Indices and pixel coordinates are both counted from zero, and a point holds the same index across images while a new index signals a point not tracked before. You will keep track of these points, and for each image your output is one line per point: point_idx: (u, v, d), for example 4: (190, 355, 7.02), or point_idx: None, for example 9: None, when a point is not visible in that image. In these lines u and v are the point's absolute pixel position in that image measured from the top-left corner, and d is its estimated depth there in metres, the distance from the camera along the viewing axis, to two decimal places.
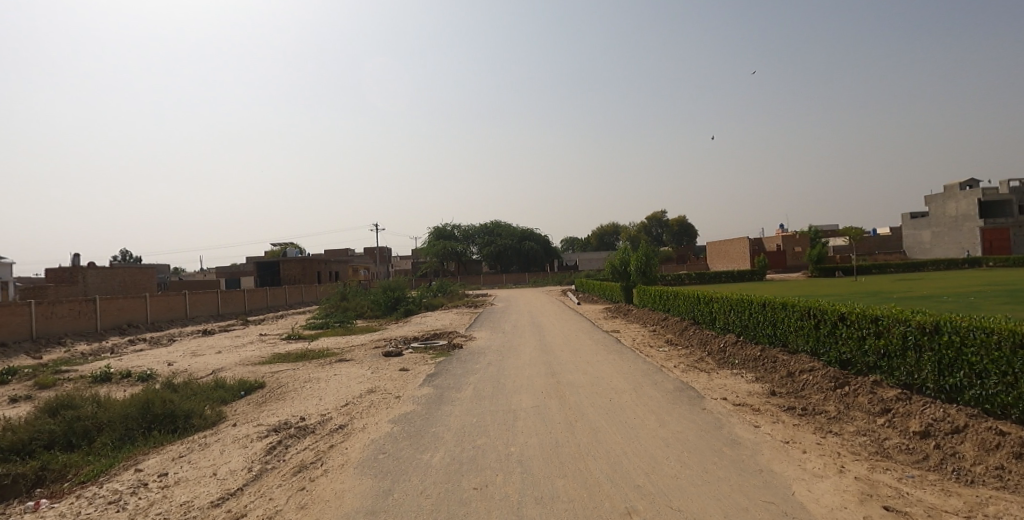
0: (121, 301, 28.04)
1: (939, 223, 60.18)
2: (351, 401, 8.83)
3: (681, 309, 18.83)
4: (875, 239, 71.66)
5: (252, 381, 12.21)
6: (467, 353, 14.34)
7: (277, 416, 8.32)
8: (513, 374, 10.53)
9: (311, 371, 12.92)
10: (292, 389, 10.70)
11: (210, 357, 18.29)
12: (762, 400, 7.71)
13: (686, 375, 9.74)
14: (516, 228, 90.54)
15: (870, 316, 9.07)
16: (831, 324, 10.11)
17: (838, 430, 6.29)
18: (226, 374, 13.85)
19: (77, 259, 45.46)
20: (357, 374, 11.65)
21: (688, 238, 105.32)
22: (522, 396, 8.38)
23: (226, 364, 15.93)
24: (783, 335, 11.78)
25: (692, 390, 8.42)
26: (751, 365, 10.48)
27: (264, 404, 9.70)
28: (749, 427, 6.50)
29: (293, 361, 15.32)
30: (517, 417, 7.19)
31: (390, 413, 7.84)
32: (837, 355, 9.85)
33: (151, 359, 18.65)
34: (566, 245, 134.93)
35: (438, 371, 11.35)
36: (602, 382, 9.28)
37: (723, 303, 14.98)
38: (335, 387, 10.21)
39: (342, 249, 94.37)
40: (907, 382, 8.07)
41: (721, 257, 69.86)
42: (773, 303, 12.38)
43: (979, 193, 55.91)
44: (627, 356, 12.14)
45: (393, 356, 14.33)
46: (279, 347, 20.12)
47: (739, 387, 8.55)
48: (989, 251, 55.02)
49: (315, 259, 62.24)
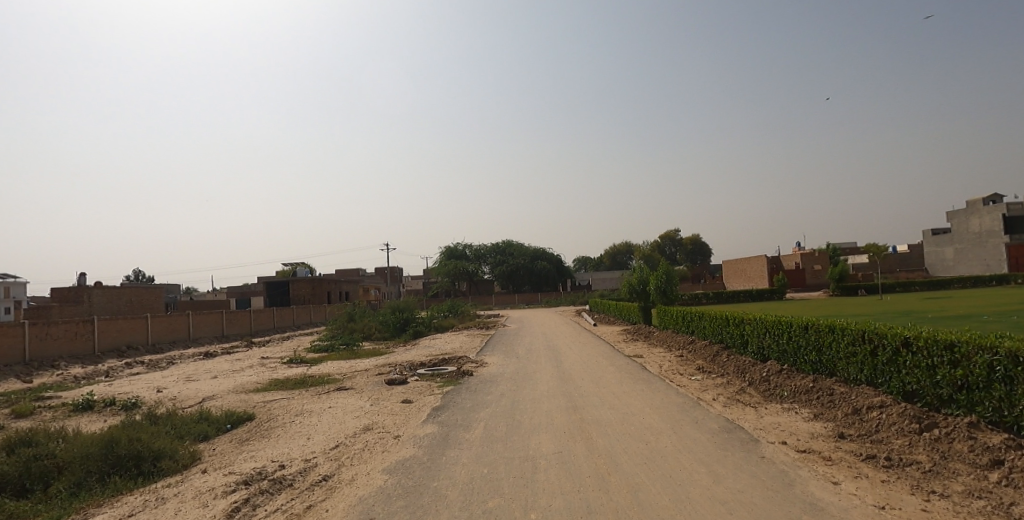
0: (121, 322, 27.18)
1: (962, 239, 58.26)
2: (343, 442, 7.68)
3: (708, 331, 17.54)
4: (896, 256, 69.54)
5: (240, 413, 11.08)
6: (477, 381, 13.10)
7: (257, 460, 7.17)
8: (529, 408, 9.32)
9: (306, 402, 11.78)
10: (280, 425, 9.51)
11: (204, 382, 17.18)
12: (831, 446, 6.39)
13: (730, 410, 8.46)
14: (528, 246, 89.60)
15: (943, 342, 7.73)
16: (892, 351, 8.78)
17: (943, 490, 4.94)
18: (214, 403, 12.76)
19: (84, 278, 45.20)
20: (353, 407, 10.46)
21: (702, 256, 103.94)
22: (543, 439, 7.14)
23: (219, 391, 14.86)
24: (831, 362, 10.47)
25: (741, 431, 7.15)
26: (802, 400, 9.16)
27: (246, 443, 8.56)
28: (828, 485, 5.21)
29: (289, 389, 14.19)
30: (537, 468, 5.99)
31: (386, 459, 6.66)
32: (900, 386, 8.54)
33: (142, 384, 17.59)
34: (577, 265, 134.31)
35: (445, 404, 10.13)
36: (633, 419, 8.05)
37: (757, 326, 13.70)
38: (327, 423, 9.07)
39: (355, 271, 94.22)
40: (998, 419, 6.72)
41: (738, 276, 68.12)
42: (817, 325, 11.07)
43: (1003, 208, 54.10)
44: (658, 387, 10.83)
45: (397, 384, 13.13)
46: (277, 372, 18.95)
47: (798, 428, 7.26)
48: (1017, 268, 52.80)
49: (325, 278, 61.58)
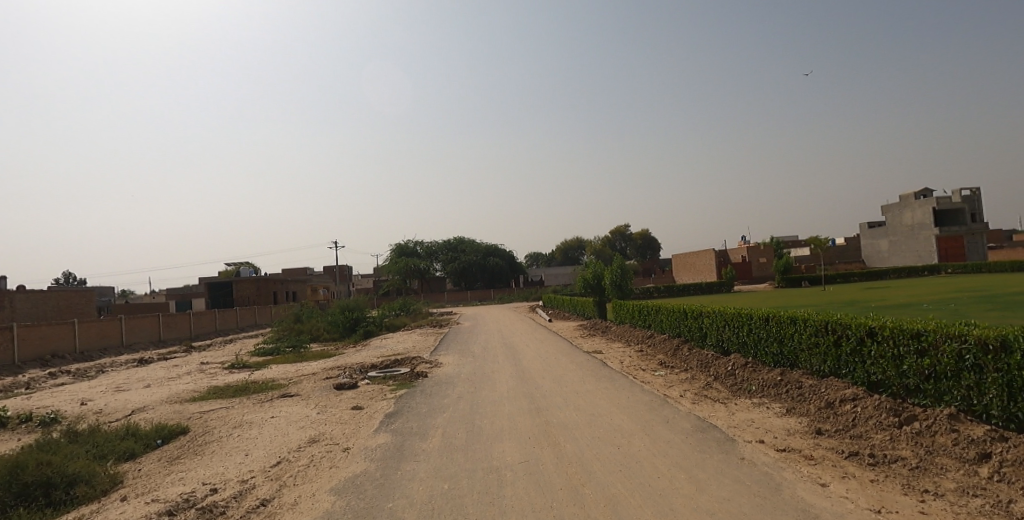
0: (44, 329, 24.77)
1: (896, 232, 61.61)
2: (286, 458, 6.86)
3: (667, 324, 17.45)
4: (834, 249, 72.94)
5: (173, 427, 9.91)
6: (432, 383, 12.39)
7: (184, 484, 6.22)
8: (490, 412, 8.73)
9: (247, 411, 10.76)
10: (216, 440, 8.49)
11: (134, 393, 15.66)
12: (810, 443, 6.12)
13: (700, 408, 8.11)
14: (482, 243, 88.85)
15: (910, 331, 7.62)
16: (857, 341, 8.68)
17: (936, 489, 4.69)
18: (144, 416, 11.50)
19: (2, 281, 41.31)
20: (298, 416, 9.56)
21: (652, 251, 106.28)
22: (507, 447, 6.54)
23: (150, 401, 13.50)
24: (793, 353, 10.38)
25: (716, 430, 6.78)
26: (771, 395, 8.96)
27: (175, 463, 7.51)
28: (817, 488, 4.86)
29: (229, 397, 13.03)
30: (505, 481, 5.41)
31: (335, 477, 5.92)
32: (865, 377, 8.45)
33: (63, 397, 15.87)
34: (529, 260, 134.95)
35: (399, 409, 9.39)
36: (600, 421, 7.59)
37: (717, 319, 13.58)
38: (269, 436, 8.16)
39: (302, 271, 90.87)
40: (969, 409, 6.61)
41: (689, 270, 69.72)
42: (779, 317, 10.97)
43: (933, 202, 57.48)
44: (622, 384, 10.45)
45: (347, 389, 12.25)
46: (218, 378, 17.56)
47: (773, 425, 6.97)
48: (944, 259, 56.32)
49: (271, 278, 58.89)
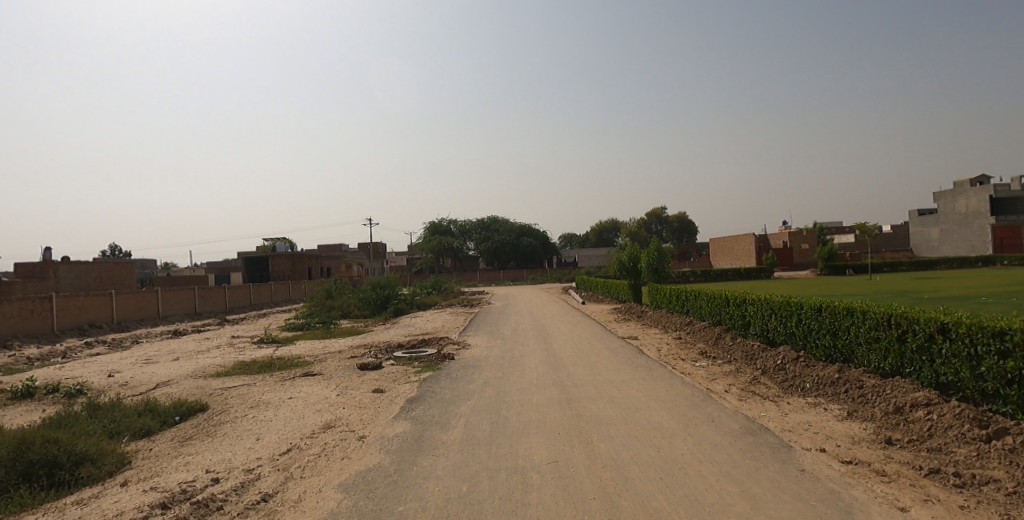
0: (82, 299, 25.41)
1: (948, 220, 58.12)
2: (297, 445, 6.46)
3: (706, 311, 16.58)
4: (881, 237, 69.44)
5: (192, 404, 9.72)
6: (458, 366, 11.92)
7: (188, 471, 5.87)
8: (518, 401, 8.20)
9: (268, 390, 10.54)
10: (230, 421, 8.21)
11: (162, 366, 15.76)
12: (879, 455, 5.34)
13: (748, 406, 7.38)
14: (514, 223, 88.18)
15: (990, 329, 6.59)
16: (925, 337, 7.71)
17: None
18: (167, 391, 11.42)
19: (49, 253, 42.95)
20: (317, 397, 9.23)
21: (688, 234, 103.45)
22: (535, 444, 5.96)
23: (176, 375, 13.49)
24: (848, 347, 9.48)
25: (768, 433, 6.06)
26: (827, 395, 8.14)
27: (185, 445, 7.22)
28: (895, 512, 4.14)
29: (252, 374, 12.87)
30: (530, 486, 4.82)
31: (345, 470, 5.47)
32: (933, 377, 7.50)
33: (95, 367, 16.12)
34: (563, 242, 133.68)
35: (421, 394, 8.92)
36: (638, 417, 6.93)
37: (762, 307, 12.69)
38: (284, 419, 7.82)
39: (337, 247, 92.52)
40: None
41: (726, 255, 67.61)
42: (833, 306, 10.03)
43: (990, 189, 53.88)
44: (659, 375, 9.76)
45: (370, 369, 11.94)
46: (245, 353, 17.59)
47: (833, 429, 6.20)
48: (1000, 249, 52.87)
49: (306, 254, 59.76)
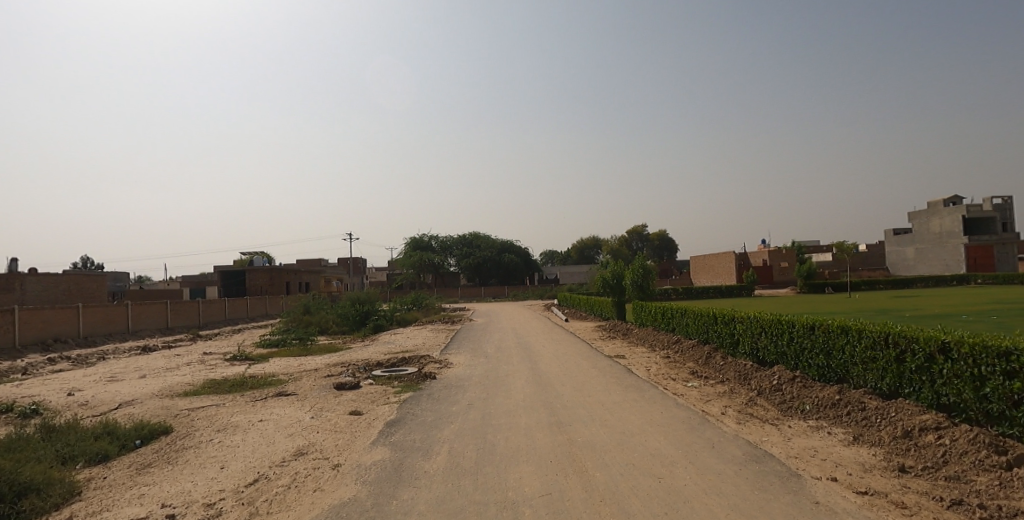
0: (47, 312, 24.22)
1: (923, 239, 59.42)
2: (265, 474, 5.89)
3: (694, 329, 16.32)
4: (858, 256, 70.69)
5: (155, 427, 9.00)
6: (440, 386, 11.38)
7: (141, 505, 5.25)
8: (505, 425, 7.71)
9: (238, 411, 9.87)
10: (194, 446, 7.57)
11: (127, 383, 14.89)
12: (895, 484, 5.00)
13: (747, 429, 7.02)
14: (496, 239, 87.93)
15: (994, 349, 6.32)
16: (924, 357, 7.46)
17: None
18: (129, 411, 10.66)
19: (15, 264, 41.23)
20: (290, 420, 8.62)
21: (669, 252, 104.31)
22: (526, 473, 5.50)
23: (140, 395, 12.68)
24: (843, 367, 9.23)
25: (774, 460, 5.67)
26: (827, 419, 7.83)
27: (141, 474, 6.56)
28: None
29: (222, 393, 12.14)
30: None
31: (318, 504, 4.93)
32: (934, 398, 7.23)
33: (55, 385, 15.18)
34: (546, 259, 133.73)
35: (401, 417, 8.37)
36: (633, 442, 6.51)
37: (752, 326, 12.45)
38: (252, 444, 7.22)
39: (317, 262, 90.99)
40: None
41: (708, 273, 68.08)
42: (826, 325, 9.79)
43: (962, 210, 55.34)
44: (652, 396, 9.38)
45: (348, 389, 11.33)
46: (216, 371, 16.76)
47: (842, 456, 5.85)
48: (973, 268, 54.08)
49: (284, 268, 58.50)
